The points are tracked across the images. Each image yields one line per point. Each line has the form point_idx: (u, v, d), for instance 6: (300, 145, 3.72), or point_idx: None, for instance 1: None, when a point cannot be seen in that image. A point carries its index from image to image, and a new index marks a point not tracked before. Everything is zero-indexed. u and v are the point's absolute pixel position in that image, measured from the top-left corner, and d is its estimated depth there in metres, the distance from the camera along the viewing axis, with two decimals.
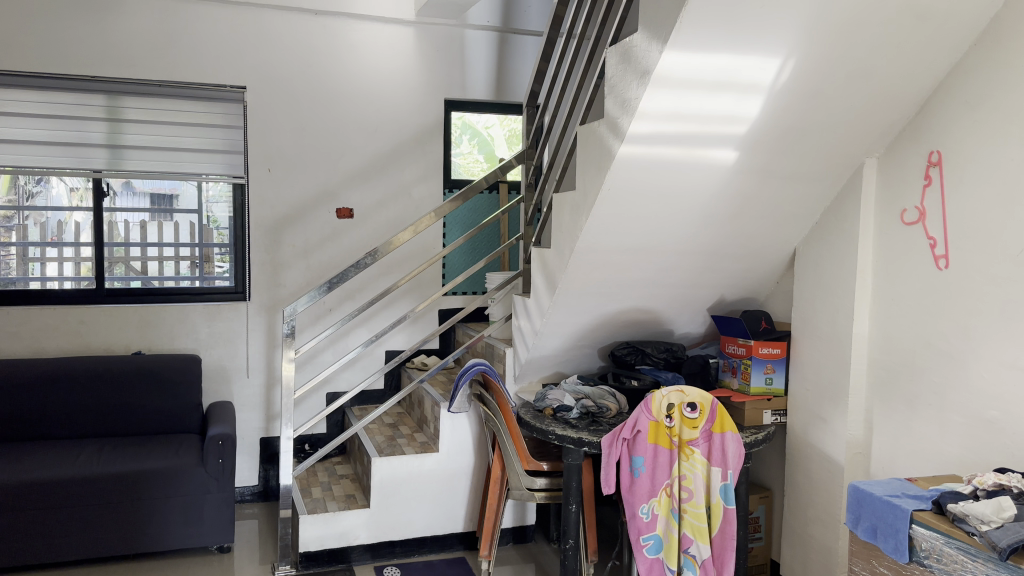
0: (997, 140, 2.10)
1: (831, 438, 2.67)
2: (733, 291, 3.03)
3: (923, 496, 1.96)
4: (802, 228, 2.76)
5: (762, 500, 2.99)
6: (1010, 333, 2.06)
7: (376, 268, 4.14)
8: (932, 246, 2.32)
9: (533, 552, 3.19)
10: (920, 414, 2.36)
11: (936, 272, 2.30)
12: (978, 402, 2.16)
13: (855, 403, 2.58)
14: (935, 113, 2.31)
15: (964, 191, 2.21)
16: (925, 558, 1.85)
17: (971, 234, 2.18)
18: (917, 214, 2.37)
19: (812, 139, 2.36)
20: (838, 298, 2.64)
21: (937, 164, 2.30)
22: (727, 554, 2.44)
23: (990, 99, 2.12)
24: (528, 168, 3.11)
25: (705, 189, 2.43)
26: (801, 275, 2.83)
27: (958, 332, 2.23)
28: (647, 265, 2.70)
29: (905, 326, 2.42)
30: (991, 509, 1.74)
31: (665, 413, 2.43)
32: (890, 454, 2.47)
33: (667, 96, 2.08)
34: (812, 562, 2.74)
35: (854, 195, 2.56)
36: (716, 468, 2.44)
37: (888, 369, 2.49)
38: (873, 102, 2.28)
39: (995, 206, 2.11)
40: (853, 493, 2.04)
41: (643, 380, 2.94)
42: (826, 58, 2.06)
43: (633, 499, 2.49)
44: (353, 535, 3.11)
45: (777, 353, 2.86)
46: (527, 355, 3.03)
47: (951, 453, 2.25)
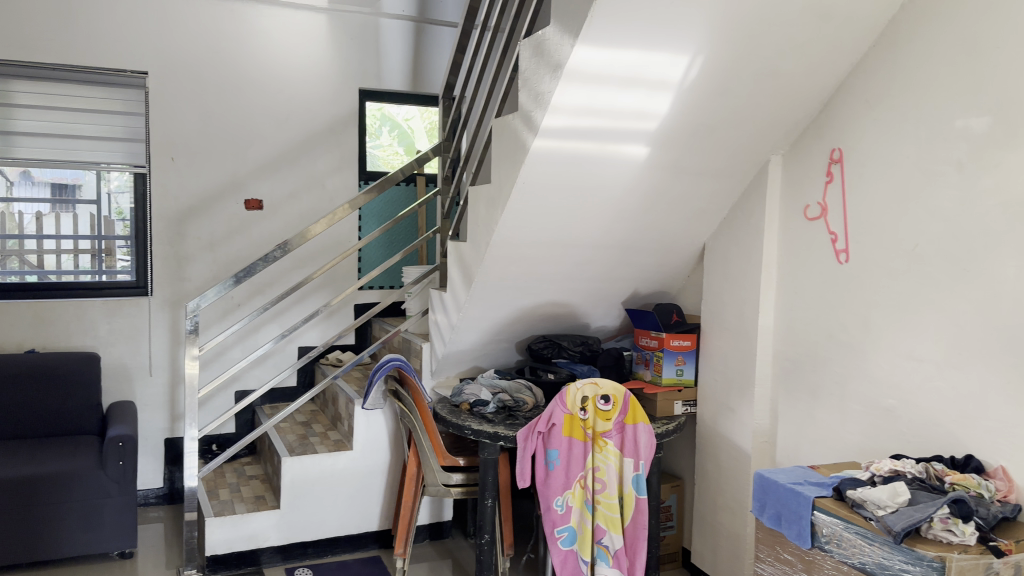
0: (894, 139, 2.19)
1: (738, 428, 2.74)
2: (646, 285, 3.07)
3: (824, 484, 2.03)
4: (711, 223, 2.82)
5: (673, 489, 3.05)
6: (905, 325, 2.16)
7: (288, 262, 4.04)
8: (833, 241, 2.40)
9: (449, 549, 3.17)
10: (822, 403, 2.45)
11: (837, 266, 2.39)
12: (877, 391, 2.25)
13: (761, 393, 2.66)
14: (835, 112, 2.39)
15: (864, 188, 2.29)
16: (825, 543, 1.91)
17: (870, 230, 2.27)
18: (819, 210, 2.45)
19: (720, 136, 2.41)
20: (745, 291, 2.71)
21: (839, 161, 2.38)
22: (639, 544, 2.46)
23: (888, 99, 2.20)
24: (445, 160, 3.05)
25: (618, 183, 2.45)
26: (710, 269, 2.89)
27: (857, 324, 2.32)
28: (562, 260, 2.71)
29: (809, 318, 2.50)
30: (887, 494, 1.82)
31: (579, 406, 2.45)
32: (794, 443, 2.55)
33: (580, 90, 2.08)
34: (721, 549, 2.80)
35: (761, 190, 2.63)
36: (628, 459, 2.47)
37: (792, 359, 2.56)
38: (778, 100, 2.34)
39: (893, 203, 2.19)
40: (759, 482, 2.10)
41: (560, 373, 2.97)
42: (734, 56, 2.10)
43: (548, 492, 2.50)
44: (263, 537, 3.02)
45: (688, 345, 2.91)
46: (443, 350, 2.99)
47: (851, 441, 2.33)
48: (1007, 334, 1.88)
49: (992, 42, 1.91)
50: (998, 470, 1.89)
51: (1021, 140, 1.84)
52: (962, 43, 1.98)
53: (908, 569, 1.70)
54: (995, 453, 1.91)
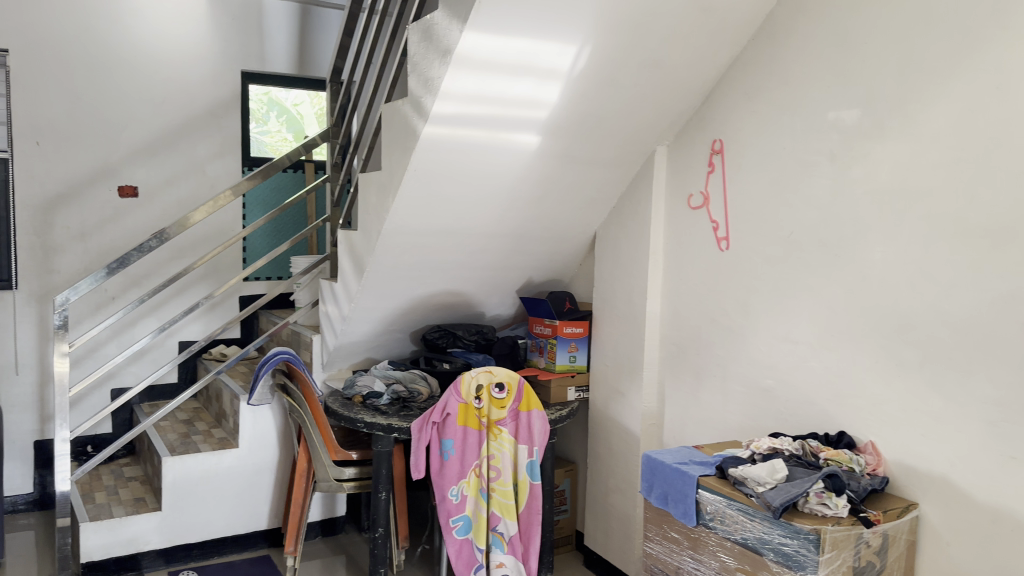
0: (771, 131, 2.29)
1: (628, 412, 2.80)
2: (539, 273, 3.10)
3: (707, 463, 2.10)
4: (601, 212, 2.87)
5: (567, 474, 3.10)
6: (781, 308, 2.26)
7: (167, 252, 3.85)
8: (715, 229, 2.48)
9: (342, 544, 3.11)
10: (705, 385, 2.53)
11: (719, 253, 2.47)
12: (756, 372, 2.35)
13: (649, 377, 2.73)
14: (716, 104, 2.47)
15: (742, 177, 2.38)
16: (709, 520, 1.98)
17: (749, 218, 2.36)
18: (702, 199, 2.53)
19: (608, 126, 2.45)
20: (633, 278, 2.77)
21: (719, 152, 2.46)
22: (533, 529, 2.53)
23: (766, 91, 2.29)
24: (334, 147, 2.96)
25: (509, 172, 2.45)
26: (601, 257, 2.95)
27: (737, 308, 2.41)
28: (454, 249, 2.70)
29: (693, 303, 2.58)
30: (766, 472, 1.89)
31: (474, 395, 2.45)
32: (680, 424, 2.64)
33: (470, 77, 2.07)
34: (612, 530, 2.87)
35: (647, 179, 2.70)
36: (522, 446, 2.50)
37: (678, 344, 2.64)
38: (663, 92, 2.40)
39: (770, 192, 2.29)
40: (646, 463, 2.17)
41: (455, 363, 2.93)
42: (621, 47, 2.14)
43: (443, 482, 2.47)
44: (144, 540, 2.88)
45: (580, 332, 2.97)
46: (334, 342, 2.92)
47: (732, 421, 2.43)
48: (874, 315, 2.01)
49: (860, 39, 2.03)
50: (867, 445, 2.02)
51: (887, 132, 1.97)
52: (834, 40, 2.09)
53: (786, 542, 1.78)
54: (865, 427, 2.04)
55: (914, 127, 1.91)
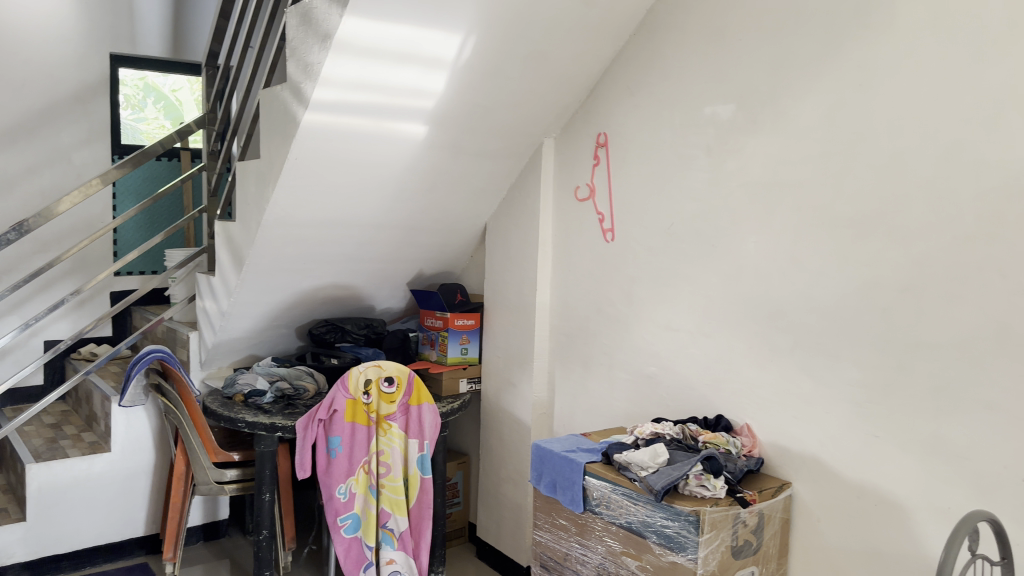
0: (652, 125, 2.34)
1: (518, 402, 2.82)
2: (430, 266, 3.07)
3: (594, 450, 2.14)
4: (491, 203, 2.87)
5: (459, 466, 3.09)
6: (664, 297, 2.32)
7: (28, 246, 3.59)
8: (601, 221, 2.52)
9: (226, 548, 3.00)
10: (593, 373, 2.57)
11: (604, 245, 2.51)
12: (641, 359, 2.40)
13: (539, 368, 2.75)
14: (600, 98, 2.51)
15: (626, 170, 2.43)
16: (595, 505, 2.02)
17: (633, 210, 2.41)
18: (588, 191, 2.57)
19: (495, 117, 2.45)
20: (523, 270, 2.78)
21: (604, 145, 2.50)
22: (423, 524, 2.51)
23: (648, 86, 2.34)
24: (210, 134, 2.84)
25: (396, 163, 2.41)
26: (491, 248, 2.95)
27: (623, 298, 2.46)
28: (341, 241, 2.63)
29: (580, 294, 2.62)
30: (648, 457, 1.94)
31: (362, 390, 2.40)
32: (569, 413, 2.67)
33: (351, 64, 2.01)
34: (503, 520, 2.88)
35: (535, 171, 2.71)
36: (413, 440, 2.48)
37: (567, 334, 2.68)
38: (549, 84, 2.41)
39: (652, 184, 2.34)
40: (536, 452, 2.18)
41: (344, 358, 2.88)
42: (506, 38, 2.14)
43: (330, 480, 2.41)
44: (6, 554, 2.67)
45: (471, 324, 2.96)
46: (213, 339, 2.80)
47: (619, 408, 2.48)
48: (750, 303, 2.09)
49: (735, 37, 2.11)
50: (743, 427, 2.10)
51: (759, 127, 2.06)
52: (711, 37, 2.16)
53: (668, 524, 1.83)
54: (741, 411, 2.12)
55: (785, 122, 2.00)
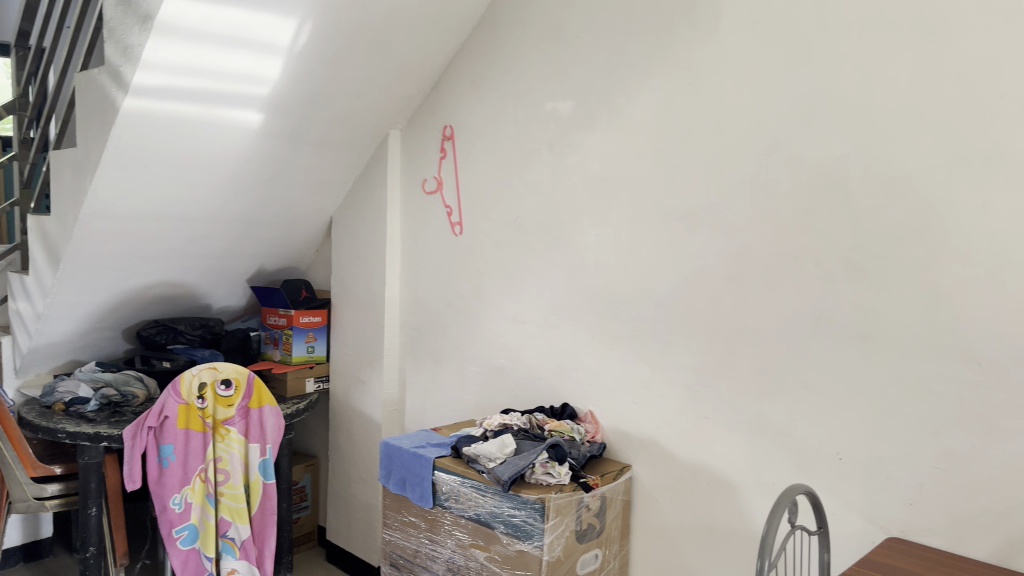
0: (496, 118, 2.36)
1: (368, 400, 2.77)
2: (273, 261, 2.96)
3: (443, 444, 2.13)
4: (335, 196, 2.80)
5: (307, 469, 3.00)
6: (510, 289, 2.35)
7: None
8: (449, 214, 2.51)
9: (48, 569, 2.77)
10: (443, 367, 2.57)
11: (453, 238, 2.51)
12: (489, 352, 2.42)
13: (389, 363, 2.71)
14: (445, 90, 2.50)
15: (471, 163, 2.44)
16: (444, 500, 2.01)
17: (479, 203, 2.42)
18: (435, 184, 2.55)
19: (336, 107, 2.39)
20: (370, 264, 2.73)
21: (450, 138, 2.49)
22: (267, 530, 2.44)
23: (491, 80, 2.36)
24: (21, 120, 2.59)
25: (229, 153, 2.30)
26: (337, 242, 2.88)
27: (471, 291, 2.47)
28: (168, 235, 2.47)
29: (429, 288, 2.60)
30: (496, 447, 1.94)
31: (196, 394, 2.29)
32: (420, 408, 2.65)
33: (176, 47, 1.90)
34: (355, 521, 2.82)
35: (381, 163, 2.67)
36: (253, 445, 2.41)
37: (416, 328, 2.66)
38: (392, 74, 2.38)
39: (497, 177, 2.36)
40: (385, 450, 2.14)
41: (178, 361, 2.73)
42: (345, 25, 2.10)
43: (162, 491, 2.26)
44: None
45: (317, 321, 2.89)
46: (28, 343, 2.57)
47: (468, 401, 2.49)
48: (591, 294, 2.15)
49: (573, 34, 2.16)
50: (587, 415, 2.16)
51: (597, 123, 2.12)
52: (550, 33, 2.21)
53: (515, 513, 1.85)
54: (586, 398, 2.18)
55: (620, 119, 2.07)
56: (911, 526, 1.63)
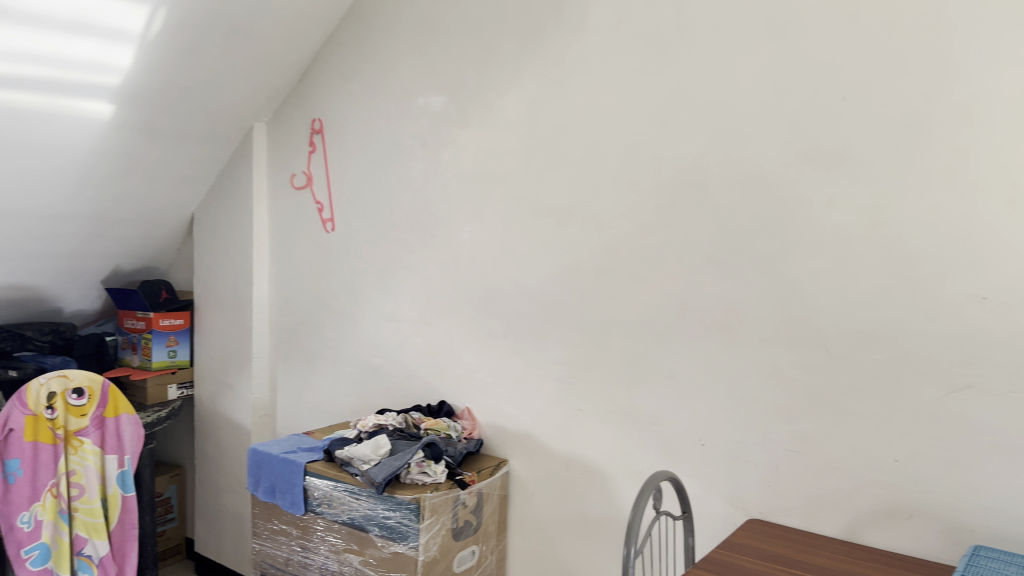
0: (366, 112, 2.31)
1: (237, 404, 2.65)
2: (130, 261, 2.78)
3: (315, 448, 2.07)
4: (197, 191, 2.67)
5: (172, 479, 2.85)
6: (385, 287, 2.31)
7: None
8: (319, 210, 2.44)
9: None
10: (316, 368, 2.49)
11: (324, 235, 2.44)
12: (364, 351, 2.37)
13: (259, 366, 2.61)
14: (312, 82, 2.43)
15: (342, 157, 2.38)
16: (316, 506, 1.95)
17: (351, 198, 2.36)
18: (304, 179, 2.47)
19: (196, 97, 2.27)
20: (236, 263, 2.62)
21: (319, 131, 2.42)
22: (127, 545, 2.31)
23: (361, 72, 2.31)
24: None
25: (76, 146, 2.14)
26: (200, 240, 2.74)
27: (344, 290, 2.41)
28: (6, 235, 2.26)
29: (300, 287, 2.52)
30: (370, 449, 1.91)
31: (44, 405, 2.13)
32: (292, 411, 2.57)
33: (13, 32, 1.75)
34: (225, 531, 2.71)
35: (246, 157, 2.56)
36: (110, 456, 2.28)
37: (287, 329, 2.57)
38: (255, 64, 2.29)
39: (369, 172, 2.32)
40: (253, 456, 2.06)
41: (26, 369, 2.46)
42: (202, 10, 2.00)
43: (8, 510, 2.08)
44: None
45: (180, 324, 2.75)
46: None
47: (343, 402, 2.43)
48: (465, 291, 2.15)
49: (444, 29, 2.14)
50: (464, 411, 2.16)
51: (468, 119, 2.11)
52: (420, 27, 2.19)
53: (389, 515, 1.82)
54: (462, 395, 2.17)
55: (491, 116, 2.07)
56: (769, 507, 1.73)
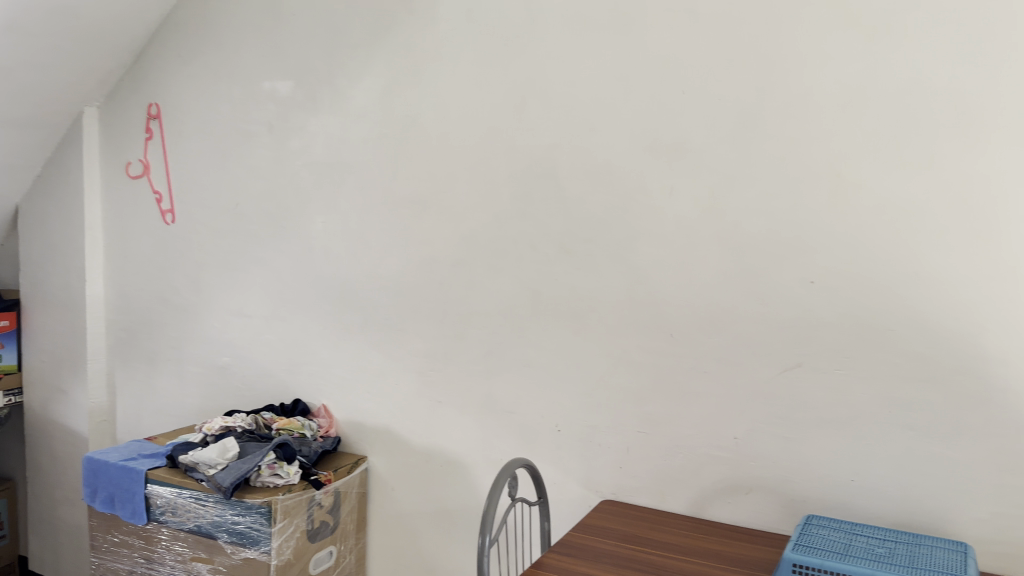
0: (207, 97, 2.19)
1: (72, 411, 2.47)
2: None
3: (158, 454, 1.95)
4: (20, 180, 2.45)
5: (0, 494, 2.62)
6: (232, 282, 2.20)
7: None
8: (159, 201, 2.30)
9: None
10: (159, 369, 2.36)
11: (165, 228, 2.30)
12: (211, 349, 2.25)
13: (96, 368, 2.44)
14: (148, 65, 2.28)
15: (183, 145, 2.24)
16: (160, 515, 1.85)
17: (193, 189, 2.24)
18: (141, 167, 2.32)
19: (15, 78, 2.08)
20: (67, 258, 2.43)
21: (157, 117, 2.28)
22: None
23: (201, 55, 2.19)
24: None
25: None
26: (26, 234, 2.52)
27: (188, 285, 2.28)
28: None
29: (140, 284, 2.37)
30: (217, 453, 1.81)
31: None
32: (135, 415, 2.42)
33: None
34: (63, 547, 2.52)
35: (75, 144, 2.37)
36: None
37: (127, 328, 2.41)
38: (82, 43, 2.12)
39: (212, 161, 2.20)
40: (88, 466, 1.92)
41: None
42: None
43: None
44: None
45: (4, 325, 2.52)
46: None
47: (190, 404, 2.31)
48: (318, 284, 2.08)
49: (290, 11, 2.05)
50: (320, 409, 2.09)
51: (318, 105, 2.04)
52: (263, 8, 2.09)
53: (238, 520, 1.74)
54: (317, 392, 2.11)
55: (341, 103, 2.00)
56: (621, 488, 1.77)
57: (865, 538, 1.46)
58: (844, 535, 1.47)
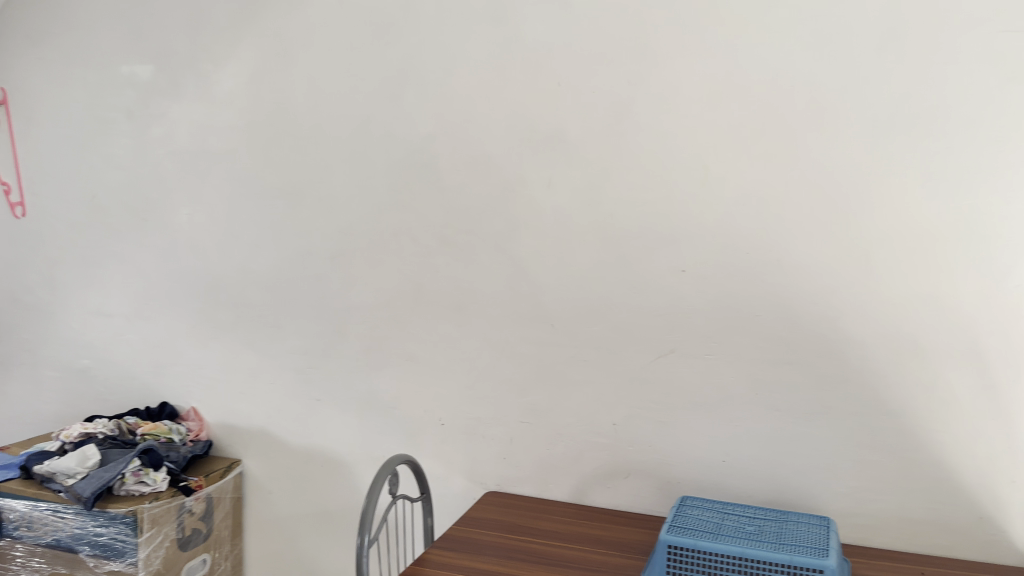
0: (59, 82, 2.04)
1: None
2: None
3: (10, 465, 1.81)
4: None
5: None
6: (91, 280, 2.07)
7: None
8: (7, 193, 2.13)
9: None
10: (12, 375, 2.19)
11: (14, 222, 2.13)
12: (70, 352, 2.11)
13: None
14: None
15: (33, 133, 2.09)
16: (13, 530, 1.72)
17: (46, 180, 2.09)
18: None
19: None
20: None
21: (3, 102, 2.11)
22: None
23: (52, 36, 2.04)
24: None
25: None
26: None
27: (43, 284, 2.13)
28: None
29: None
30: (75, 461, 1.68)
31: None
32: None
33: None
34: None
35: None
36: None
37: None
38: None
39: (66, 150, 2.06)
40: None
41: None
42: None
43: None
44: None
45: None
46: None
47: (48, 410, 2.16)
48: (187, 280, 1.98)
49: None
50: (189, 412, 2.00)
51: (182, 91, 1.93)
52: None
53: (101, 532, 1.66)
54: (187, 394, 2.01)
55: (207, 89, 1.91)
56: (504, 479, 1.77)
57: (735, 516, 1.51)
58: (716, 514, 1.52)
